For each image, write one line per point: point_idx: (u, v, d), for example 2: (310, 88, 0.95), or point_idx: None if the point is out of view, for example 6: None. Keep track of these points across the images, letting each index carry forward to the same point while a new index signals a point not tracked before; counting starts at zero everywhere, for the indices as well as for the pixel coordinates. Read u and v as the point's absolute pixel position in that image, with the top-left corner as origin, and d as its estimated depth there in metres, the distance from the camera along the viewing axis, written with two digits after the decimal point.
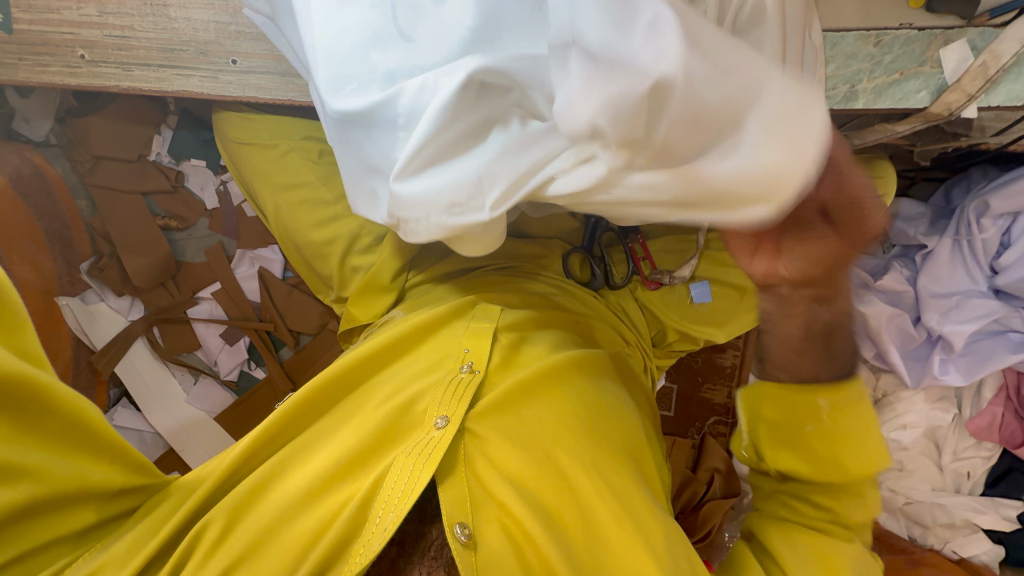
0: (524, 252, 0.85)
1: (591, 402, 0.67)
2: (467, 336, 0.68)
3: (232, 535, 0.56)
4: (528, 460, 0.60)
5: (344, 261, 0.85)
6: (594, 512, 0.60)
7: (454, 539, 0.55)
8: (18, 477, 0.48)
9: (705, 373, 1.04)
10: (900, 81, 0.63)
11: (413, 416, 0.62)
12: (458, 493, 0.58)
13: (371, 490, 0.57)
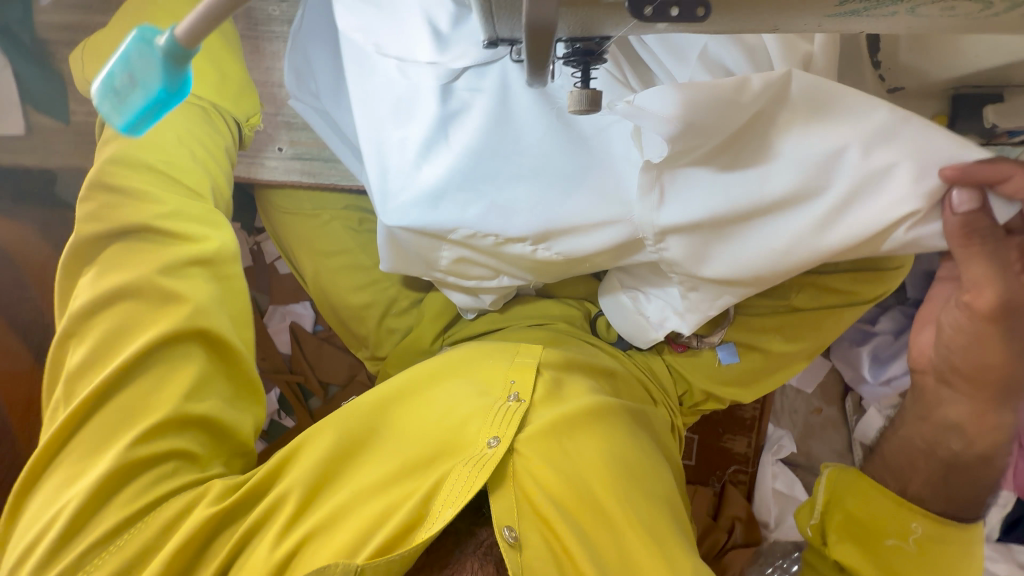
0: (555, 311, 0.86)
1: (637, 441, 0.66)
2: (514, 367, 0.67)
3: (282, 533, 0.55)
4: (573, 487, 0.59)
5: (380, 325, 0.88)
6: (630, 542, 0.58)
7: (502, 541, 0.55)
8: (186, 427, 0.58)
9: (726, 423, 1.07)
10: None
11: (464, 435, 0.61)
12: (509, 503, 0.58)
13: (428, 495, 0.56)
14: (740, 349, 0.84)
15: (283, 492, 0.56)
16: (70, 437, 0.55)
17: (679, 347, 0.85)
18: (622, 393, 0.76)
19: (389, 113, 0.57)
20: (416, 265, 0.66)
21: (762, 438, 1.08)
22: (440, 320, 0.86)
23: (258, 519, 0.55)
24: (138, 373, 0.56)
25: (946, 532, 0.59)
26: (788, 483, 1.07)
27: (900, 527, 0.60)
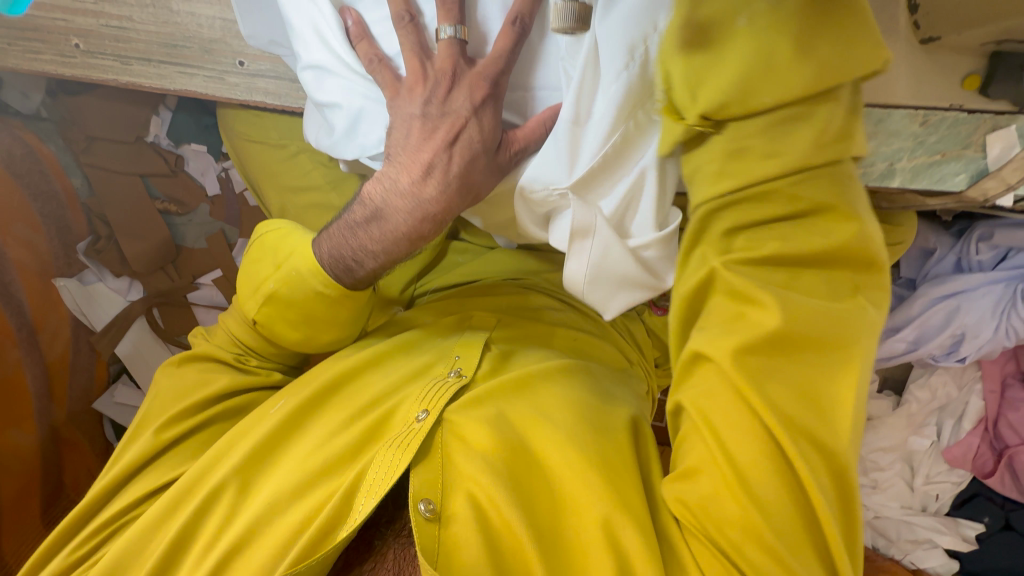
0: (532, 263, 0.85)
1: (590, 391, 0.62)
2: (460, 343, 0.67)
3: (224, 529, 0.56)
4: (501, 442, 0.56)
5: None
6: (566, 493, 0.54)
7: (416, 515, 0.52)
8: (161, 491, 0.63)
9: None
10: (939, 163, 0.50)
11: (396, 416, 0.61)
12: (431, 475, 0.56)
13: (353, 481, 0.55)
14: None
15: (218, 480, 0.58)
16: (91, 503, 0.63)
17: (659, 312, 0.82)
18: (583, 353, 0.74)
19: (385, 49, 0.54)
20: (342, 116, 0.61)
21: None
22: (415, 267, 0.83)
23: (204, 505, 0.57)
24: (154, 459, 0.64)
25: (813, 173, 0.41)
26: None
27: (770, 190, 0.42)
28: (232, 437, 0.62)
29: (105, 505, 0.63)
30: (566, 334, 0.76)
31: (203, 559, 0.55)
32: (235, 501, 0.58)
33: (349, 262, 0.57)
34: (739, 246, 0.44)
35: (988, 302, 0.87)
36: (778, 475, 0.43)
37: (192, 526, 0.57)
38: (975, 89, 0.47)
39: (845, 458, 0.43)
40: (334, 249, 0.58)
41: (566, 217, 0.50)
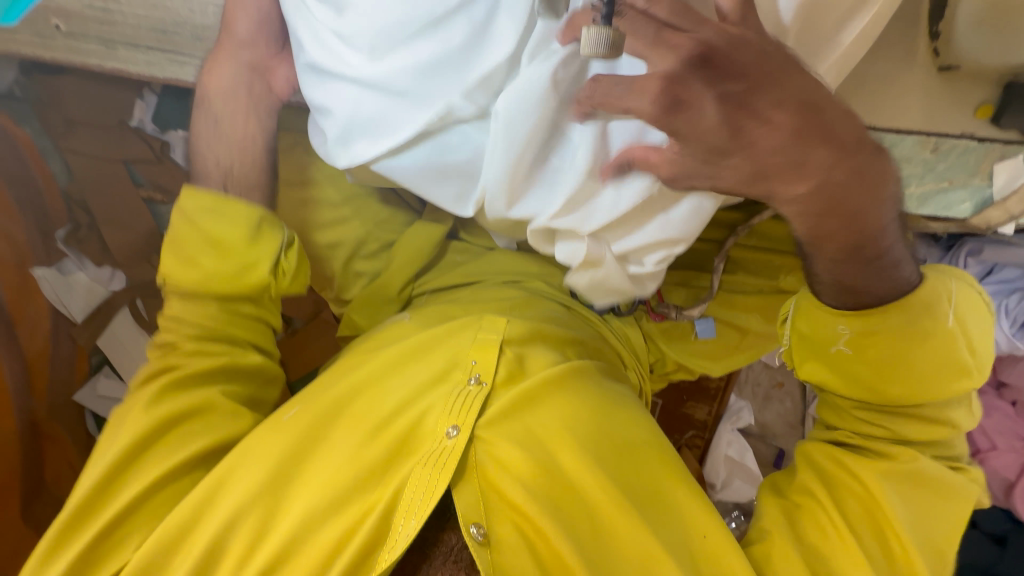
0: (533, 267, 0.85)
1: (607, 404, 0.64)
2: (475, 345, 0.66)
3: (260, 549, 0.56)
4: (539, 465, 0.58)
5: (347, 266, 0.82)
6: (603, 514, 0.57)
7: (471, 540, 0.55)
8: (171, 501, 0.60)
9: (690, 391, 1.07)
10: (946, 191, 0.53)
11: (423, 428, 0.61)
12: (472, 496, 0.58)
13: (391, 501, 0.57)
14: (719, 325, 0.84)
15: (243, 503, 0.57)
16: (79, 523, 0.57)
17: (657, 317, 0.83)
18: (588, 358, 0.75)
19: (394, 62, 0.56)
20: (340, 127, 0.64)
21: (723, 408, 1.09)
22: (413, 265, 0.82)
23: (231, 527, 0.56)
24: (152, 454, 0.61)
25: (909, 315, 0.58)
26: (740, 451, 1.12)
27: (832, 337, 0.61)
28: (252, 451, 0.60)
29: (98, 509, 0.58)
30: (573, 335, 0.75)
31: (246, 566, 0.55)
32: (266, 519, 0.57)
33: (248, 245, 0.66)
34: (812, 374, 0.65)
35: None
36: (870, 526, 0.57)
37: (216, 545, 0.56)
38: (988, 116, 0.49)
39: (884, 500, 0.57)
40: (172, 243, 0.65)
41: (576, 246, 0.60)
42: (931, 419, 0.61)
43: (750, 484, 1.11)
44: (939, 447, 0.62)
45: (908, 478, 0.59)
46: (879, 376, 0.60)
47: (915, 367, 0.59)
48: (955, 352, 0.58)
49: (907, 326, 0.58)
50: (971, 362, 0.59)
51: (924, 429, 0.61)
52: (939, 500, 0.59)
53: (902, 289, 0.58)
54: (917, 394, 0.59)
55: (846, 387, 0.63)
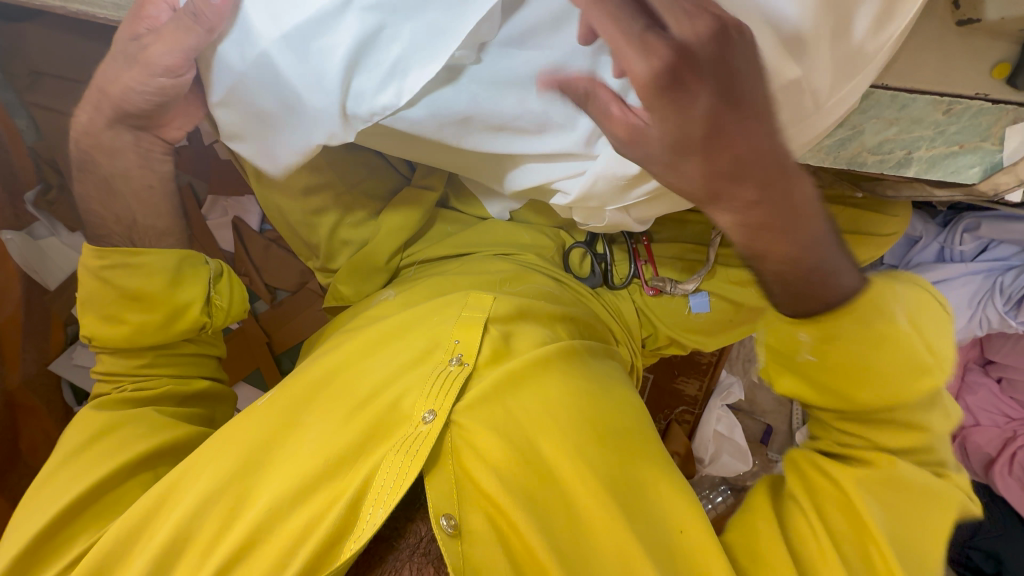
0: (525, 239, 0.83)
1: (589, 391, 0.64)
2: (458, 326, 0.65)
3: (225, 538, 0.54)
4: (515, 452, 0.58)
5: (333, 233, 0.79)
6: (580, 504, 0.57)
7: (440, 532, 0.54)
8: (146, 475, 0.61)
9: (682, 366, 1.06)
10: (956, 155, 0.50)
11: (399, 411, 0.59)
12: (444, 485, 0.57)
13: (359, 490, 0.54)
14: (713, 299, 0.82)
15: (212, 491, 0.55)
16: (48, 503, 0.57)
17: (651, 290, 0.82)
18: (582, 336, 0.74)
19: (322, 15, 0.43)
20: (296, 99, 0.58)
21: (714, 384, 1.09)
22: (402, 234, 0.79)
23: (200, 511, 0.55)
24: (107, 436, 0.62)
25: (880, 311, 0.51)
26: (728, 426, 1.12)
27: (794, 343, 0.54)
28: (220, 445, 0.59)
29: (66, 491, 0.57)
30: (564, 311, 0.74)
31: (211, 556, 0.54)
32: (234, 507, 0.56)
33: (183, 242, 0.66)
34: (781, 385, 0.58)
35: (965, 292, 0.89)
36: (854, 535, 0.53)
37: (183, 533, 0.54)
38: (1001, 78, 0.44)
39: (869, 522, 0.52)
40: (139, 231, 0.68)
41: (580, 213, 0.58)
42: (907, 423, 0.55)
43: (737, 460, 1.11)
44: (924, 452, 0.56)
45: (892, 488, 0.54)
46: (848, 384, 0.53)
47: (887, 363, 0.51)
48: (917, 354, 0.51)
49: (867, 329, 0.50)
50: (928, 357, 0.52)
51: (900, 435, 0.55)
52: (920, 501, 0.54)
53: (848, 294, 0.50)
54: (894, 404, 0.52)
55: (821, 399, 0.56)
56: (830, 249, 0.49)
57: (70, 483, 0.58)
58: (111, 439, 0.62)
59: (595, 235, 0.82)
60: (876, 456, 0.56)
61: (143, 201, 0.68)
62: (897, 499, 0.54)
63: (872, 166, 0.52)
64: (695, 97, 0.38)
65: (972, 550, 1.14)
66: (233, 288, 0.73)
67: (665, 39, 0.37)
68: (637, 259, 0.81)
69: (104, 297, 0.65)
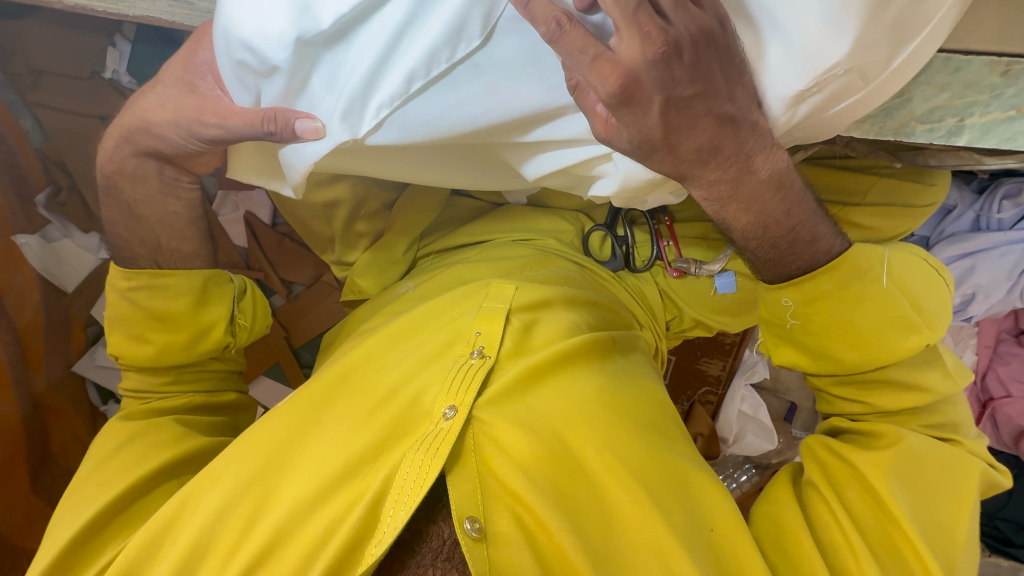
0: (544, 225, 0.81)
1: (613, 386, 0.63)
2: (478, 317, 0.64)
3: (247, 541, 0.54)
4: (539, 446, 0.56)
5: (348, 226, 0.78)
6: (609, 501, 0.56)
7: (464, 536, 0.52)
8: (173, 477, 0.61)
9: (705, 348, 1.05)
10: (1013, 120, 0.45)
11: (420, 408, 0.58)
12: (468, 485, 0.55)
13: (381, 489, 0.53)
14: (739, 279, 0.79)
15: (233, 495, 0.55)
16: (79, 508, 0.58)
17: (675, 273, 0.79)
18: (607, 321, 0.72)
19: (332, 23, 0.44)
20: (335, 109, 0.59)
21: (738, 363, 1.07)
22: (417, 224, 0.78)
23: (223, 515, 0.54)
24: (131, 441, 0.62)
25: (862, 284, 0.55)
26: (754, 406, 1.09)
27: (779, 310, 0.59)
28: (238, 449, 0.58)
29: (96, 496, 0.58)
30: (587, 300, 0.72)
31: (235, 556, 0.53)
32: (256, 510, 0.55)
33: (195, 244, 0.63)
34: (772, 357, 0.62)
35: (1003, 261, 0.86)
36: (880, 524, 0.54)
37: (209, 535, 0.54)
38: None
39: (894, 508, 0.53)
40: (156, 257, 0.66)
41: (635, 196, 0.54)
42: (905, 386, 0.59)
43: (763, 439, 1.10)
44: (923, 416, 0.60)
45: (906, 457, 0.57)
46: (837, 341, 0.58)
47: (868, 312, 0.56)
48: (888, 309, 0.56)
49: (856, 298, 0.56)
50: (917, 317, 0.56)
51: (893, 400, 0.60)
52: (933, 472, 0.57)
53: (829, 255, 0.55)
54: (879, 358, 0.57)
55: (816, 363, 0.61)
56: (805, 209, 0.52)
57: (97, 493, 0.58)
58: (136, 447, 0.62)
59: (617, 216, 0.78)
60: (886, 432, 0.59)
61: (167, 225, 0.67)
62: (910, 476, 0.56)
63: (924, 136, 0.47)
64: (679, 81, 0.39)
65: (1001, 521, 1.14)
66: (256, 306, 0.74)
67: (617, 60, 0.39)
68: (660, 240, 0.78)
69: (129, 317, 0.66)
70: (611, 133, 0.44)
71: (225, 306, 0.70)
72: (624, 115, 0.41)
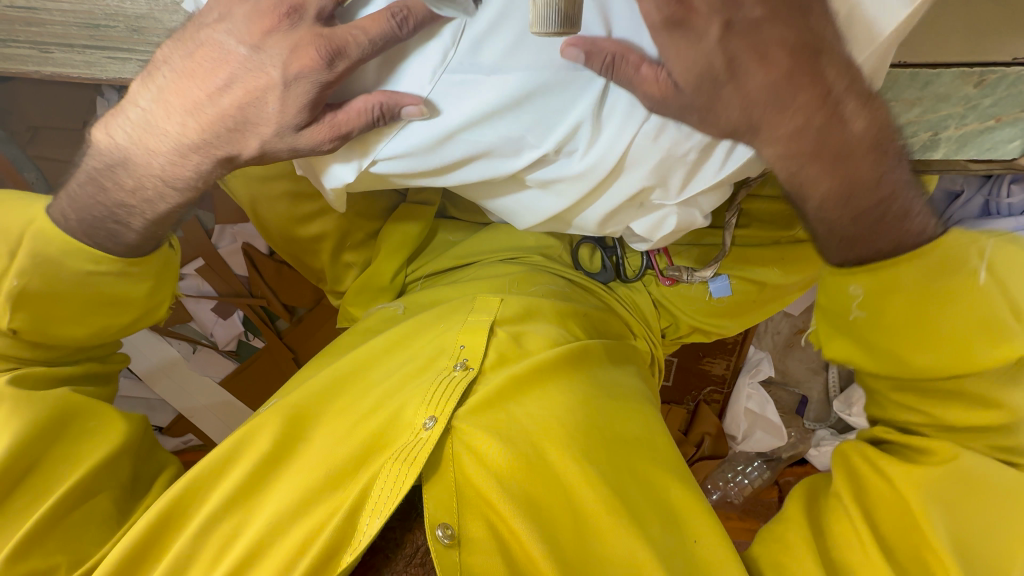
0: (531, 241, 0.80)
1: (593, 390, 0.63)
2: (463, 331, 0.65)
3: (228, 553, 0.54)
4: (516, 456, 0.56)
5: (337, 256, 0.79)
6: (585, 509, 0.55)
7: (435, 542, 0.52)
8: None
9: (707, 348, 1.04)
10: (993, 128, 0.50)
11: (401, 420, 0.59)
12: (445, 494, 0.55)
13: (358, 499, 0.54)
14: (733, 283, 0.77)
15: (214, 512, 0.55)
16: None
17: (667, 281, 0.78)
18: (597, 331, 0.73)
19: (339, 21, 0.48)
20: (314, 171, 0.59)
21: (741, 361, 1.06)
22: (403, 251, 0.79)
23: (209, 524, 0.55)
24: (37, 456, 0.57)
25: (943, 279, 0.49)
26: (760, 403, 1.08)
27: (845, 298, 0.53)
28: (222, 458, 0.59)
29: None
30: (572, 309, 0.72)
31: (216, 566, 0.54)
32: (237, 525, 0.55)
33: (111, 227, 0.59)
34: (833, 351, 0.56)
35: None
36: (909, 550, 0.49)
37: (191, 549, 0.54)
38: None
39: (928, 530, 0.48)
40: (81, 216, 0.59)
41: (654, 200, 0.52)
42: (988, 402, 0.50)
43: (772, 435, 1.09)
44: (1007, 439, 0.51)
45: (953, 478, 0.50)
46: (914, 343, 0.51)
47: (954, 307, 0.49)
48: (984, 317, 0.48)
49: (932, 289, 0.49)
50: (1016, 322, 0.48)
51: (971, 415, 0.51)
52: (991, 500, 0.49)
53: (919, 238, 0.49)
54: (966, 364, 0.49)
55: (874, 363, 0.54)
56: (896, 178, 0.47)
57: (29, 508, 0.55)
58: (48, 454, 0.58)
59: None
60: (939, 448, 0.51)
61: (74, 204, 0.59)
62: (957, 500, 0.49)
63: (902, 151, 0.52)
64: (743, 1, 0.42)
65: None
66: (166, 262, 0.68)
67: None
68: (650, 250, 0.76)
69: (47, 298, 0.59)
70: (665, 91, 0.44)
71: (166, 301, 0.69)
72: (679, 41, 0.43)
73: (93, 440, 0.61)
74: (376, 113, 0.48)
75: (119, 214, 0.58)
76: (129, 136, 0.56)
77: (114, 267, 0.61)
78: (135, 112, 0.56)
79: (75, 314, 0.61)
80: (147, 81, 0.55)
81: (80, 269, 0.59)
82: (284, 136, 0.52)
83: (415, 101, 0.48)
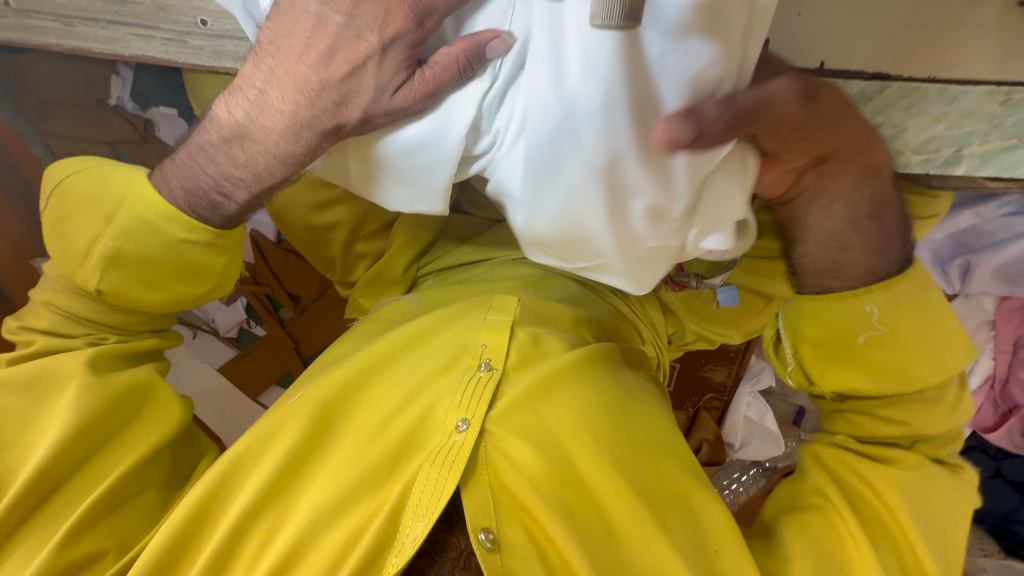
0: None
1: (616, 393, 0.64)
2: (485, 329, 0.65)
3: (267, 552, 0.54)
4: (551, 464, 0.56)
5: (349, 246, 0.79)
6: (613, 516, 0.55)
7: (478, 547, 0.52)
8: None
9: (709, 355, 1.05)
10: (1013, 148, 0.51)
11: (433, 420, 0.59)
12: (482, 498, 0.55)
13: (398, 501, 0.53)
14: (743, 292, 0.77)
15: (248, 508, 0.55)
16: None
17: (677, 287, 0.77)
18: (609, 338, 0.73)
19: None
20: (342, 167, 0.55)
21: (742, 369, 1.08)
22: (415, 246, 0.78)
23: (244, 522, 0.55)
24: (88, 439, 0.57)
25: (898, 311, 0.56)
26: (760, 412, 1.09)
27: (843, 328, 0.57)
28: (252, 452, 0.58)
29: None
30: (587, 316, 0.72)
31: (256, 566, 0.54)
32: (272, 525, 0.55)
33: (213, 198, 0.56)
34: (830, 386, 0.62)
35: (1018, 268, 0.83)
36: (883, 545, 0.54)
37: (232, 544, 0.54)
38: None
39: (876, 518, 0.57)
40: (189, 186, 0.56)
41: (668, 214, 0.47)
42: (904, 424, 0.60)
43: (770, 444, 1.09)
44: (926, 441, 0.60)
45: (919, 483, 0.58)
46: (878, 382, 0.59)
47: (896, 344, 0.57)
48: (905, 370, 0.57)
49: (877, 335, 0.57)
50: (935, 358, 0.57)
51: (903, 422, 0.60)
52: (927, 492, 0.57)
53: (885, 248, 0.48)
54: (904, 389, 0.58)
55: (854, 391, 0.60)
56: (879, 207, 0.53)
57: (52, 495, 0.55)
58: (103, 434, 0.58)
59: None
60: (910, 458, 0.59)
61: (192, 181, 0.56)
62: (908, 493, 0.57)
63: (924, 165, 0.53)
64: None
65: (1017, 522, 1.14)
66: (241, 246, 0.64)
67: None
68: None
69: (138, 262, 0.58)
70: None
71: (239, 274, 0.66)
72: None
73: (154, 421, 0.61)
74: (462, 61, 0.44)
75: (224, 186, 0.55)
76: (245, 115, 0.52)
77: (206, 237, 0.58)
78: (247, 92, 0.52)
79: (156, 280, 0.59)
80: (257, 58, 0.51)
81: (173, 235, 0.57)
82: (380, 100, 0.48)
83: (497, 34, 0.44)
